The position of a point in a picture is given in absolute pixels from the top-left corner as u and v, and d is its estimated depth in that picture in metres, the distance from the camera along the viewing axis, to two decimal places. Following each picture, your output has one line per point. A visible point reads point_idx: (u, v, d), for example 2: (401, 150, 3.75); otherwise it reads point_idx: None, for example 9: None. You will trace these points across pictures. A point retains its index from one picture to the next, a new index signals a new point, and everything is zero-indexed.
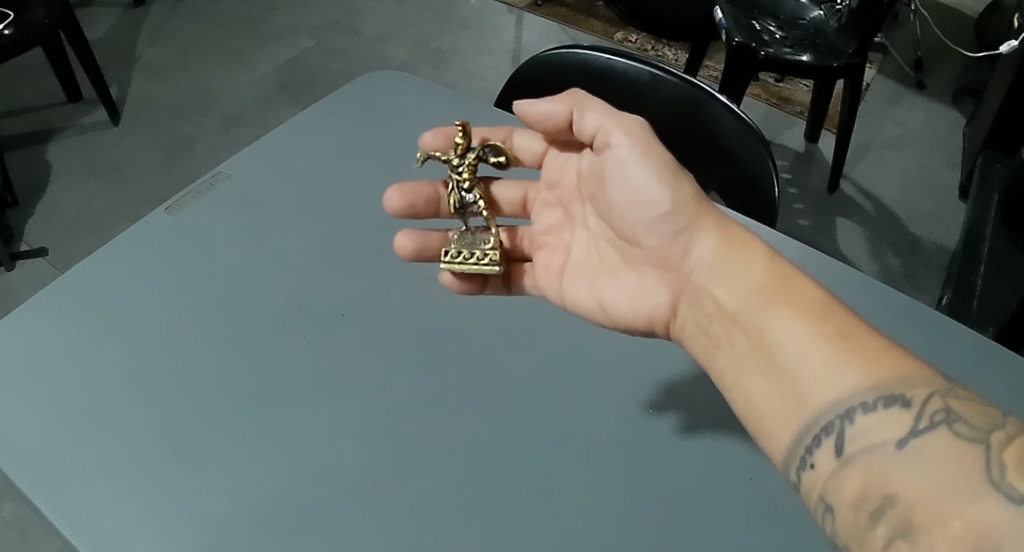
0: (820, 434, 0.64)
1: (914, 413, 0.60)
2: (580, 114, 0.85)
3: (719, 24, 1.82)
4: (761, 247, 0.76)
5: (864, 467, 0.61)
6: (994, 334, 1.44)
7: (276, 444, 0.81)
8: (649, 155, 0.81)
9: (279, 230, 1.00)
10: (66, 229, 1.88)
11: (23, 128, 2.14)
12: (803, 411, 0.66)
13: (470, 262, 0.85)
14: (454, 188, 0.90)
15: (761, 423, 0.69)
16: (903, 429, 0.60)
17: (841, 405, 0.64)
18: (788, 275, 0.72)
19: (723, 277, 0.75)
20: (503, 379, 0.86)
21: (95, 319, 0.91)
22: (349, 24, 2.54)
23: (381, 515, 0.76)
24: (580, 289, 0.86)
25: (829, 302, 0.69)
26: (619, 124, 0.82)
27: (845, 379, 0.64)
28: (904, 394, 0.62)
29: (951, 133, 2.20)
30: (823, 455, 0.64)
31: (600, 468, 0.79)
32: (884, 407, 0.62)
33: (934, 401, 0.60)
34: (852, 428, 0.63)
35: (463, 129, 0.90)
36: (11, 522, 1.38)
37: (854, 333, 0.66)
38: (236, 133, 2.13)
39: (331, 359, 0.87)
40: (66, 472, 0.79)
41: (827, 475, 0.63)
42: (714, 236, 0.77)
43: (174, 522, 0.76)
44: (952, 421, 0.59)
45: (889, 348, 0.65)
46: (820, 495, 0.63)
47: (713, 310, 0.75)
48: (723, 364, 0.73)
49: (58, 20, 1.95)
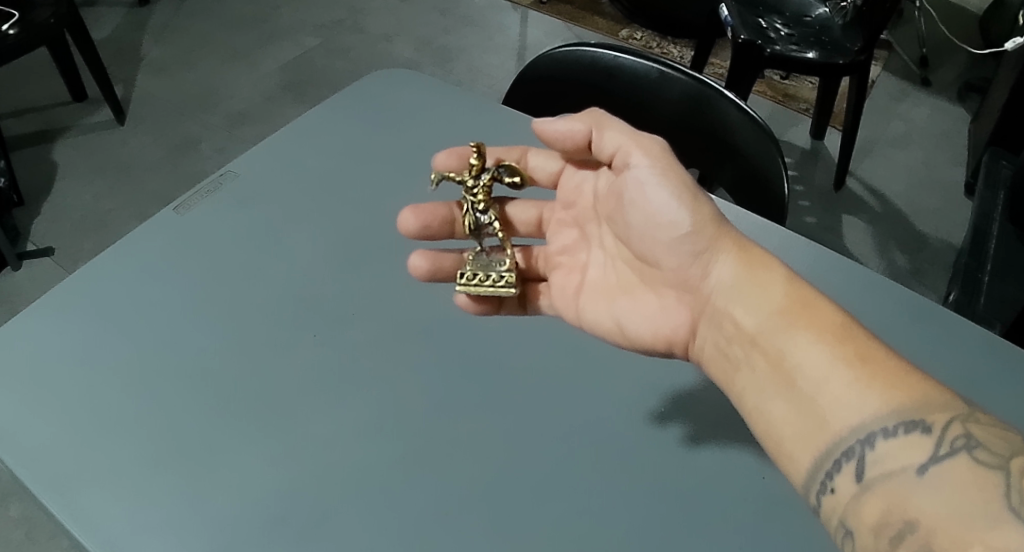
0: (840, 458, 0.65)
1: (935, 438, 0.61)
2: (599, 134, 0.85)
3: (726, 22, 1.82)
4: (782, 268, 0.76)
5: (884, 492, 0.62)
6: (1002, 332, 1.43)
7: (288, 447, 0.81)
8: (671, 174, 0.81)
9: (289, 230, 1.00)
10: (72, 228, 1.89)
11: (29, 127, 2.14)
12: (823, 436, 0.66)
13: (486, 284, 0.86)
14: (467, 208, 0.90)
15: (781, 446, 0.69)
16: (924, 455, 0.61)
17: (862, 430, 0.64)
18: (809, 297, 0.72)
19: (743, 299, 0.75)
20: (515, 386, 0.86)
21: (102, 318, 0.91)
22: (354, 22, 2.54)
23: (390, 517, 0.77)
24: (597, 310, 0.85)
25: (850, 325, 0.69)
26: (639, 143, 0.82)
27: (866, 404, 0.65)
28: (923, 420, 0.62)
29: (957, 130, 2.20)
30: (844, 480, 0.64)
31: (608, 470, 0.80)
32: (905, 432, 0.62)
33: (954, 426, 0.61)
34: (873, 453, 0.63)
35: (478, 149, 0.90)
36: (19, 521, 1.39)
37: (874, 356, 0.66)
38: (241, 133, 2.13)
39: (341, 358, 0.88)
40: (76, 473, 0.79)
41: (847, 499, 0.64)
42: (735, 256, 0.77)
43: (184, 521, 0.76)
44: (972, 447, 0.60)
45: (912, 370, 0.65)
46: (840, 519, 0.64)
47: (733, 332, 0.75)
48: (744, 387, 0.73)
49: (63, 19, 1.95)
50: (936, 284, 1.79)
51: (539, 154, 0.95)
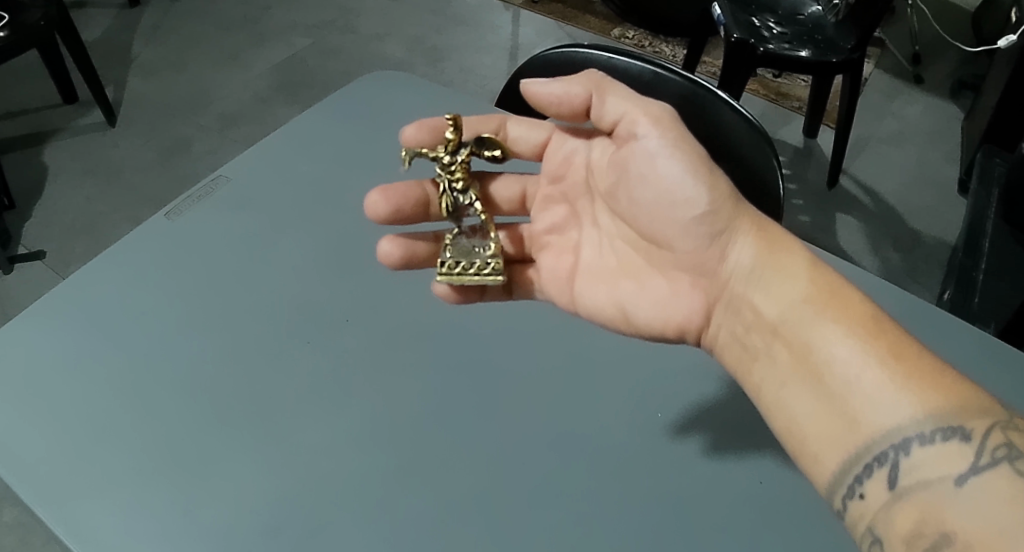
0: (872, 463, 0.65)
1: (975, 447, 0.61)
2: (600, 99, 0.81)
3: (719, 21, 1.82)
4: (803, 251, 0.76)
5: (919, 502, 0.62)
6: (997, 331, 1.43)
7: (284, 457, 0.80)
8: (687, 146, 0.79)
9: (282, 236, 0.99)
10: (63, 232, 1.87)
11: (19, 130, 2.13)
12: (855, 437, 0.66)
13: (470, 272, 0.83)
14: (445, 188, 0.86)
15: (804, 445, 0.69)
16: (964, 465, 0.61)
17: (897, 434, 0.64)
18: (836, 285, 0.72)
19: (764, 284, 0.75)
20: (517, 393, 0.85)
21: (96, 328, 0.90)
22: (346, 22, 2.54)
23: (391, 531, 0.76)
24: (597, 293, 0.84)
25: (880, 317, 0.69)
26: (646, 111, 0.80)
27: (901, 406, 0.65)
28: (962, 426, 0.62)
29: (949, 128, 2.21)
30: (875, 486, 0.65)
31: (603, 477, 0.79)
32: (942, 440, 0.62)
33: (995, 435, 0.61)
34: (907, 460, 0.63)
35: (454, 122, 0.85)
36: (12, 527, 1.38)
37: (908, 354, 0.67)
38: (233, 134, 2.12)
39: (335, 366, 0.87)
40: (69, 481, 0.79)
41: (877, 507, 0.64)
42: (757, 239, 0.77)
43: (178, 529, 0.76)
44: (1014, 458, 0.60)
45: (945, 368, 0.66)
46: (868, 526, 0.65)
47: (753, 320, 0.75)
48: (765, 373, 0.73)
49: (53, 21, 1.94)
50: (930, 283, 1.79)
51: (519, 124, 0.91)
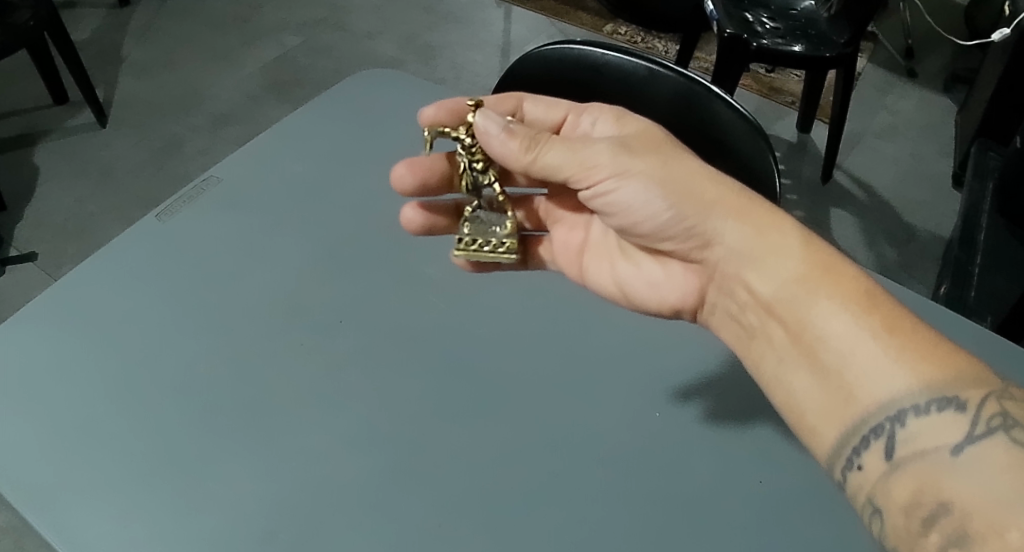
0: (868, 435, 0.64)
1: (970, 417, 0.60)
2: (539, 155, 0.80)
3: (712, 17, 1.81)
4: (798, 227, 0.73)
5: (916, 471, 0.60)
6: (993, 326, 1.43)
7: (281, 457, 0.79)
8: (633, 177, 0.77)
9: (277, 234, 0.99)
10: (55, 234, 1.86)
11: (10, 132, 2.11)
12: (852, 411, 0.65)
13: (486, 250, 0.83)
14: (465, 167, 0.84)
15: (804, 418, 0.68)
16: (959, 435, 0.60)
17: (893, 405, 0.63)
18: (830, 261, 0.70)
19: (757, 264, 0.72)
20: (515, 390, 0.84)
21: (89, 332, 0.89)
22: (337, 20, 2.53)
23: (390, 528, 0.75)
24: (600, 271, 0.88)
25: (875, 291, 0.67)
26: (589, 161, 0.78)
27: (896, 377, 0.63)
28: (957, 396, 0.61)
29: (943, 121, 2.21)
30: (872, 457, 0.64)
31: (603, 475, 0.78)
32: (937, 410, 0.61)
33: (990, 404, 0.60)
34: (903, 431, 0.62)
35: (476, 105, 0.84)
36: (7, 530, 1.37)
37: (902, 328, 0.65)
38: (225, 133, 2.11)
39: (330, 366, 0.86)
40: (63, 486, 0.78)
41: (875, 477, 0.63)
42: (740, 223, 0.74)
43: (173, 532, 0.75)
44: (1009, 427, 0.59)
45: (942, 339, 0.65)
46: (868, 497, 0.64)
47: (748, 299, 0.73)
48: (765, 353, 0.73)
49: (43, 22, 1.93)
50: (926, 277, 1.79)
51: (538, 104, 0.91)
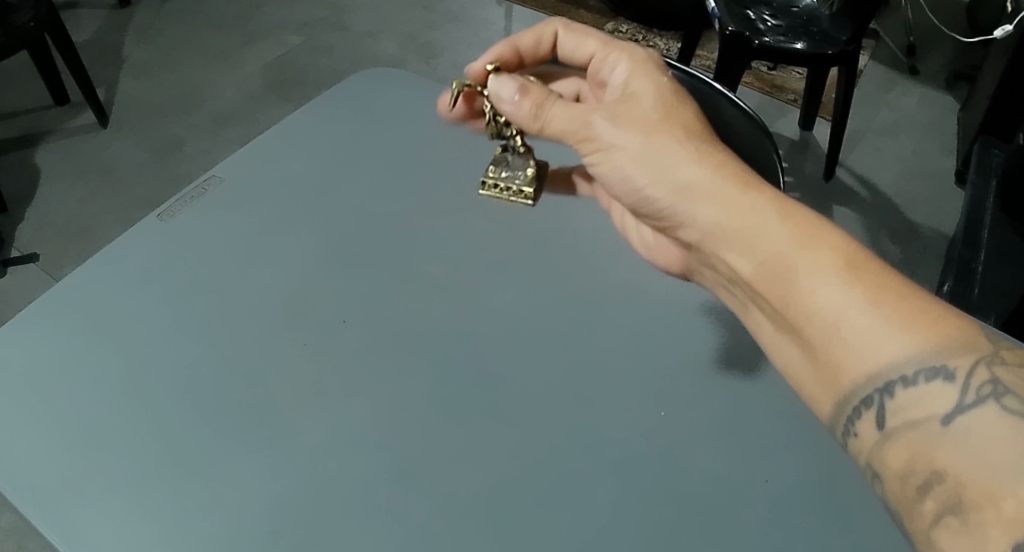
0: (860, 406, 0.62)
1: (959, 387, 0.57)
2: (544, 120, 0.83)
3: (714, 14, 1.81)
4: (775, 195, 0.71)
5: (908, 440, 0.58)
6: (998, 323, 1.42)
7: (288, 459, 0.79)
8: (619, 153, 0.79)
9: (284, 235, 0.99)
10: (56, 235, 1.85)
11: (11, 133, 2.11)
12: (842, 382, 0.63)
13: (507, 193, 1.02)
14: (490, 120, 0.94)
15: (804, 388, 0.67)
16: (948, 405, 0.57)
17: (881, 376, 0.61)
18: (812, 230, 0.67)
19: (736, 242, 0.71)
20: (520, 388, 0.84)
21: (92, 333, 0.89)
22: (338, 20, 2.52)
23: (395, 528, 0.75)
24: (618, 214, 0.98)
25: (858, 258, 0.64)
26: (582, 133, 0.81)
27: (883, 347, 0.61)
28: (945, 365, 0.58)
29: (946, 118, 2.20)
30: (866, 426, 0.62)
31: (610, 475, 0.78)
32: (925, 381, 0.58)
33: (979, 372, 0.57)
34: (892, 402, 0.60)
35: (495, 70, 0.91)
36: (9, 532, 1.37)
37: (887, 295, 0.62)
38: (225, 133, 2.11)
39: (337, 364, 0.86)
40: (66, 486, 0.77)
41: (871, 445, 0.61)
42: (713, 202, 0.73)
43: (177, 533, 0.74)
44: (1001, 395, 0.56)
45: (930, 302, 0.61)
46: (867, 462, 0.62)
47: (736, 276, 0.72)
48: (761, 326, 0.72)
49: (43, 22, 1.93)
50: (929, 274, 1.79)
51: (568, 35, 0.95)
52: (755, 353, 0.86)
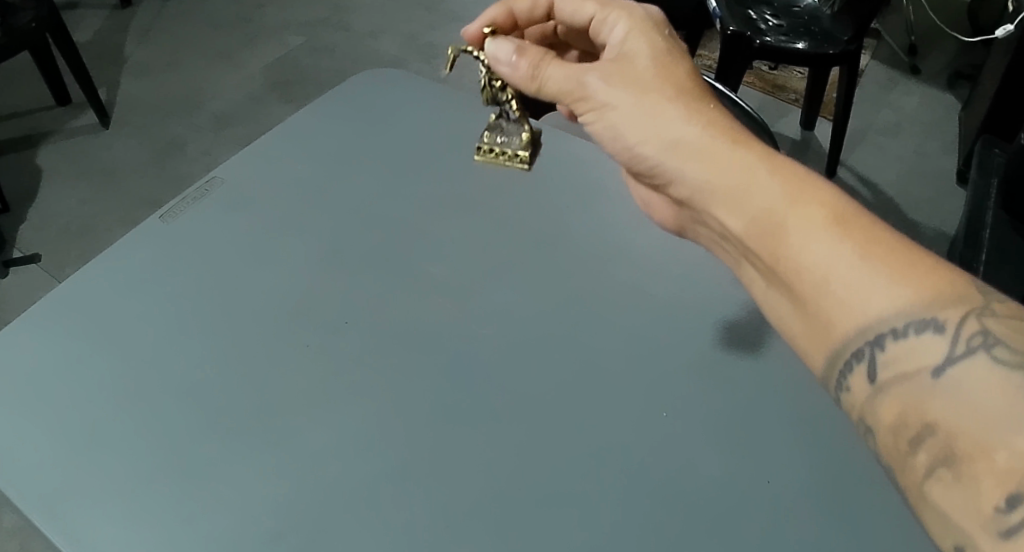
0: (851, 359, 0.59)
1: (949, 338, 0.54)
2: (541, 77, 0.84)
3: (715, 14, 1.81)
4: (764, 149, 0.69)
5: (899, 393, 0.55)
6: None
7: (291, 461, 0.79)
8: (613, 112, 0.78)
9: (286, 236, 0.99)
10: (58, 236, 1.86)
11: (13, 134, 2.12)
12: (833, 337, 0.60)
13: (502, 158, 1.05)
14: (485, 85, 0.96)
15: (798, 341, 0.64)
16: (939, 356, 0.54)
17: (871, 329, 0.57)
18: (801, 182, 0.65)
19: (726, 197, 0.68)
20: (522, 389, 0.84)
21: (95, 335, 0.89)
22: (339, 20, 2.52)
23: (397, 529, 0.75)
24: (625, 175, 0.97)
25: (848, 210, 0.61)
26: (576, 94, 0.81)
27: (874, 300, 0.57)
28: (935, 317, 0.55)
29: (947, 117, 2.20)
30: (857, 380, 0.59)
31: (612, 475, 0.78)
32: (915, 333, 0.55)
33: (970, 323, 0.54)
34: (884, 355, 0.57)
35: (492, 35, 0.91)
36: (11, 532, 1.37)
37: (878, 245, 0.58)
38: (227, 134, 2.11)
39: (339, 361, 0.87)
40: (70, 487, 0.78)
41: (862, 399, 0.58)
42: (699, 158, 0.70)
43: (180, 533, 0.75)
44: (992, 345, 0.53)
45: (923, 254, 0.58)
46: (859, 417, 0.59)
47: (727, 232, 0.70)
48: (750, 283, 0.70)
49: (45, 23, 1.94)
50: None
51: None
52: (756, 354, 0.87)
